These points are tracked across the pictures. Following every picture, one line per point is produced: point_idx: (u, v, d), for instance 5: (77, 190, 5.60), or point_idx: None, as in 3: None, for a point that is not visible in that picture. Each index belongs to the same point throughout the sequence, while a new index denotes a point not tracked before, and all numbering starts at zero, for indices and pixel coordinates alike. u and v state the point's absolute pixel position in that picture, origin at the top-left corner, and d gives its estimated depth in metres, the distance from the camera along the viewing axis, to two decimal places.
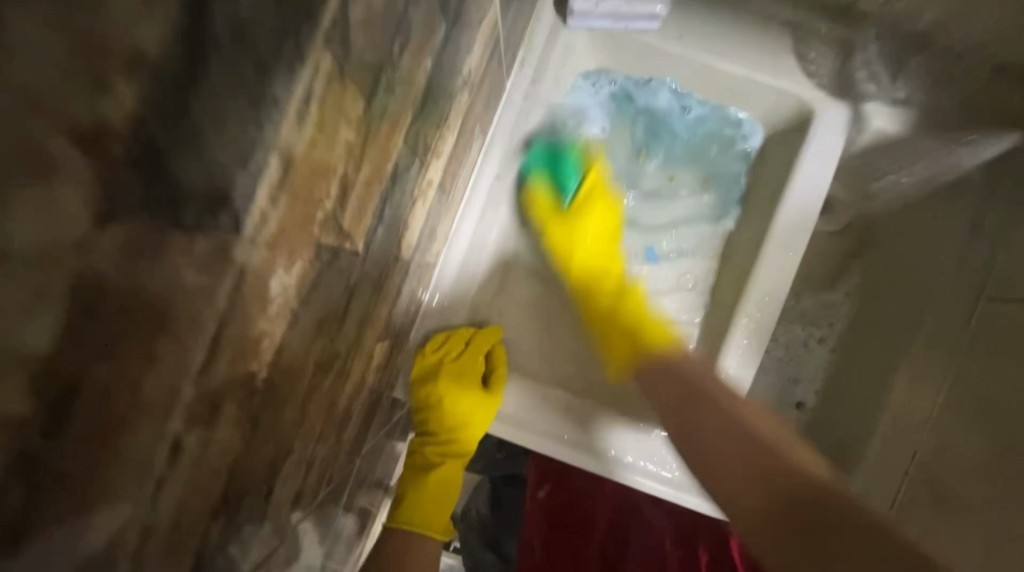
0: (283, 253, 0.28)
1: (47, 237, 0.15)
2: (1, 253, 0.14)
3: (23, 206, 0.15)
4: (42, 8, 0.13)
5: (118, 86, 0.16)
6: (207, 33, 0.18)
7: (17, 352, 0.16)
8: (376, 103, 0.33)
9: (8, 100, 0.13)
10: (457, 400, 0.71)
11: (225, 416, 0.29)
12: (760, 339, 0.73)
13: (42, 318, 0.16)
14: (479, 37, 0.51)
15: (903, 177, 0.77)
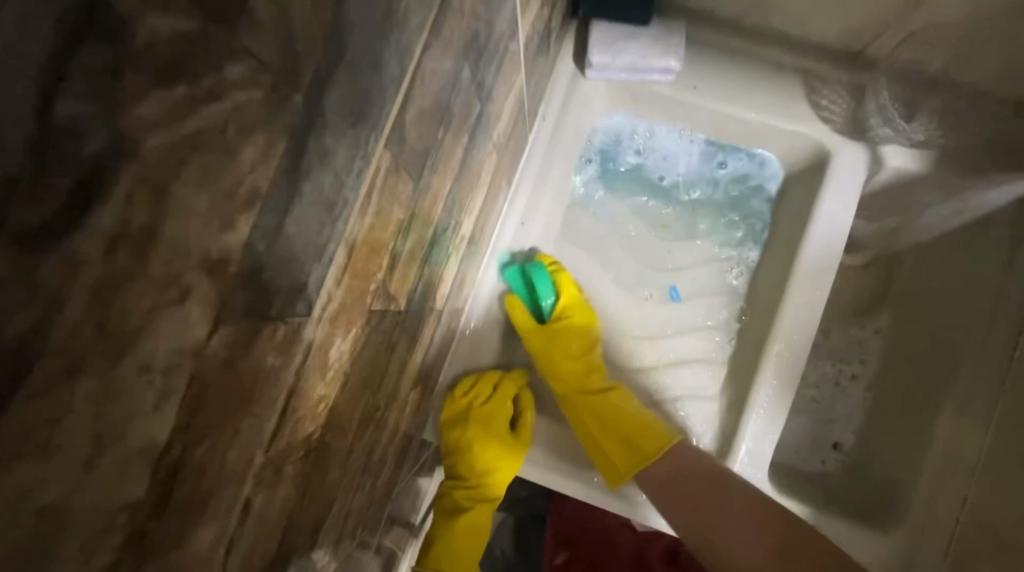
0: (343, 324, 0.31)
1: (174, 344, 0.19)
2: (143, 362, 0.18)
3: (159, 323, 0.18)
4: (186, 177, 0.18)
5: (234, 217, 0.20)
6: (300, 167, 0.23)
7: (142, 440, 0.19)
8: (423, 181, 0.37)
9: (161, 248, 0.18)
10: (489, 445, 0.72)
11: (287, 475, 0.31)
12: (789, 378, 0.73)
13: (167, 407, 0.20)
14: (507, 105, 0.55)
15: (923, 211, 0.78)
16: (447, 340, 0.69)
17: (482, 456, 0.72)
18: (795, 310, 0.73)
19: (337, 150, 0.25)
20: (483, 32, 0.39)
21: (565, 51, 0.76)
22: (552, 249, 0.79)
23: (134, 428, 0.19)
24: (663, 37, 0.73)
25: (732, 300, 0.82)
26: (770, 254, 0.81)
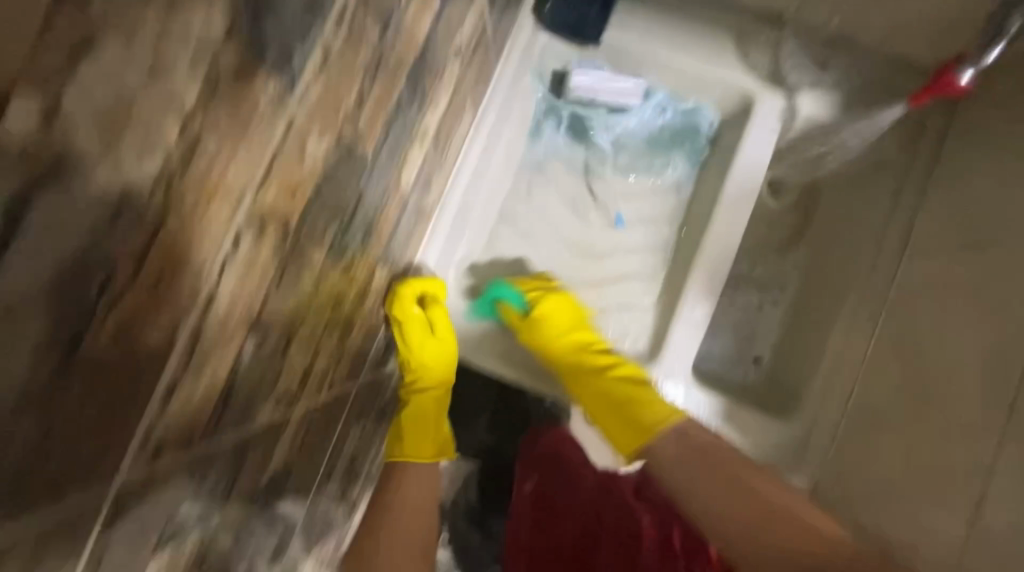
0: (316, 122, 0.40)
1: (199, 37, 0.27)
2: (180, 37, 0.26)
3: (194, 12, 0.27)
4: None
5: None
6: None
7: (174, 98, 0.27)
8: (386, 37, 0.47)
9: None
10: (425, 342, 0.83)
11: (268, 239, 0.40)
12: (710, 291, 0.85)
13: (191, 84, 0.28)
14: (468, 19, 0.66)
15: (829, 151, 0.91)
16: (413, 235, 0.77)
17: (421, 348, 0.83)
18: (717, 234, 0.85)
19: None
20: None
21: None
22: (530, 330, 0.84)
23: (170, 85, 0.27)
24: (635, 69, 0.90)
25: (670, 228, 0.93)
26: (702, 190, 0.92)
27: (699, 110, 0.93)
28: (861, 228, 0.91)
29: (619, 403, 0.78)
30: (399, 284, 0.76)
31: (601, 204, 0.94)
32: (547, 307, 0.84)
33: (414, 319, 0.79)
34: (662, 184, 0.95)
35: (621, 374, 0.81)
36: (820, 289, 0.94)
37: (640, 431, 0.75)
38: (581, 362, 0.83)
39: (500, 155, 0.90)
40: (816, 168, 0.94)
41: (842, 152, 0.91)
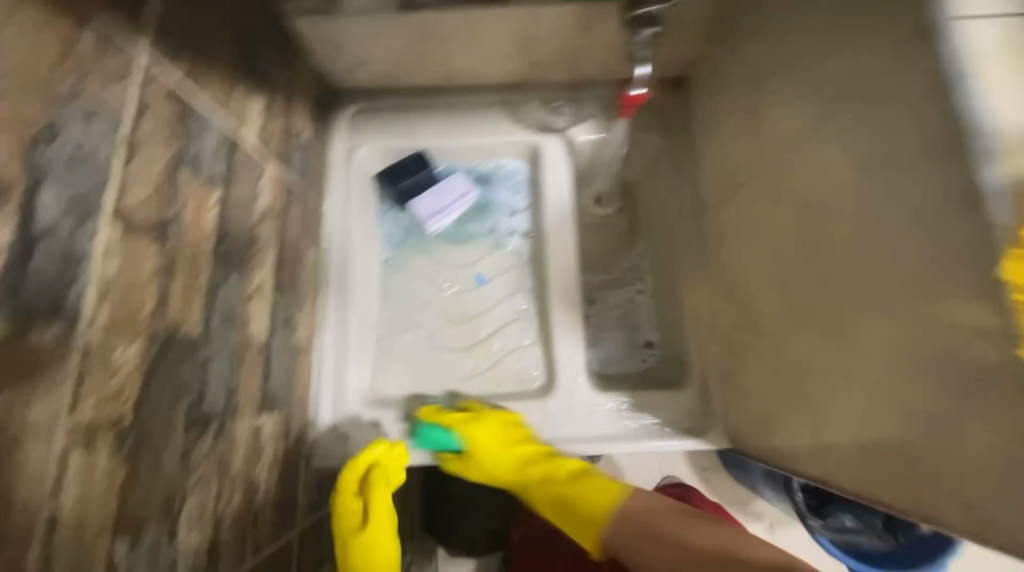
0: (120, 337, 0.48)
1: None
2: None
3: None
4: None
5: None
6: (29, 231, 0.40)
7: None
8: (170, 240, 0.55)
9: None
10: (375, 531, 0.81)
11: (105, 447, 0.46)
12: (571, 308, 0.97)
13: None
14: (264, 185, 0.76)
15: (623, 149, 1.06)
16: (295, 371, 0.85)
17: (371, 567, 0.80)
18: (555, 261, 0.99)
19: (56, 221, 0.42)
20: (190, 143, 0.58)
21: (335, 126, 1.03)
22: (474, 469, 0.89)
23: None
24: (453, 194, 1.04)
25: (524, 267, 1.04)
26: (535, 226, 1.04)
27: (509, 164, 1.08)
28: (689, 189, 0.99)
29: (567, 506, 0.85)
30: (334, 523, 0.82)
31: (458, 272, 1.05)
32: (487, 444, 0.86)
33: (353, 509, 0.82)
34: (503, 234, 1.06)
35: (558, 475, 0.87)
36: (669, 263, 1.03)
37: (586, 527, 0.84)
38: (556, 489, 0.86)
39: (358, 265, 1.00)
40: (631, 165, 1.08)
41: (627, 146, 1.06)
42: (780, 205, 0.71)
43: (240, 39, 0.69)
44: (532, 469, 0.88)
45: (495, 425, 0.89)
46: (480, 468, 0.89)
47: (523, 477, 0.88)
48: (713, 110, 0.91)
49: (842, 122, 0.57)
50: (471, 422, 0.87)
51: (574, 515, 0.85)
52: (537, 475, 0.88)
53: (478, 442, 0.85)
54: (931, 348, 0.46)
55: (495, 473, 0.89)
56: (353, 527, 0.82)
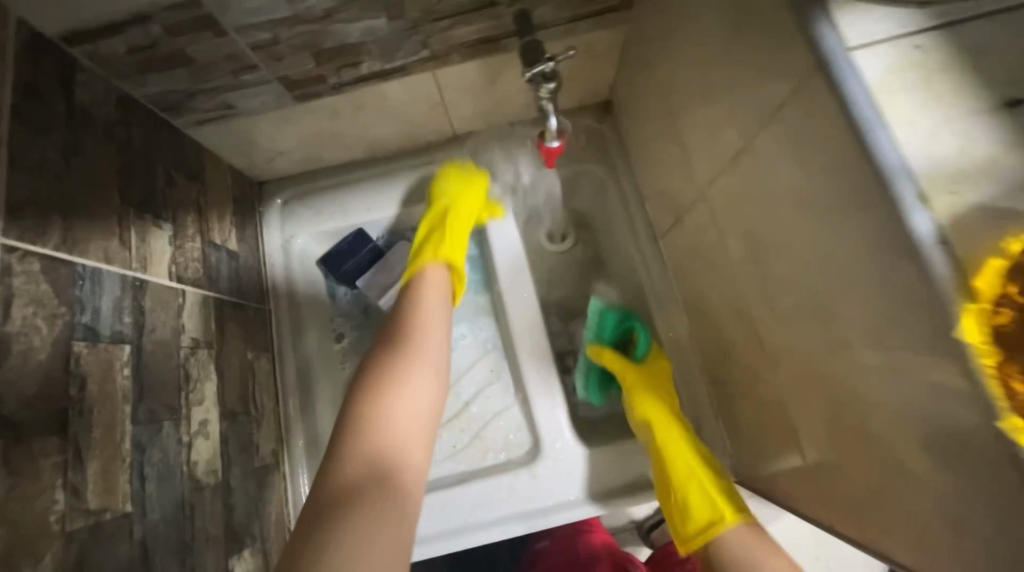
0: (23, 558, 0.43)
1: None
2: None
3: None
4: None
5: None
6: None
7: None
8: (75, 424, 0.50)
9: None
10: (459, 191, 0.96)
11: None
12: (542, 359, 0.91)
13: None
14: (191, 314, 0.71)
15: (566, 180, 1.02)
16: (265, 495, 0.80)
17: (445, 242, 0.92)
18: (517, 312, 0.94)
19: None
20: (81, 311, 0.54)
21: (265, 221, 0.99)
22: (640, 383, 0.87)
23: None
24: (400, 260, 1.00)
25: (490, 323, 1.01)
26: (491, 280, 1.01)
27: None
28: (641, 214, 0.96)
29: (704, 493, 0.77)
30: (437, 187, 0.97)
31: None
32: (648, 395, 0.85)
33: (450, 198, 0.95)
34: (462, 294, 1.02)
35: (701, 491, 0.77)
36: (632, 293, 1.00)
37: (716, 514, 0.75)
38: (704, 462, 0.79)
39: (317, 359, 0.96)
40: (577, 200, 1.06)
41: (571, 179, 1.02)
42: (724, 234, 0.67)
43: (127, 174, 0.65)
44: (665, 424, 0.81)
45: (656, 379, 0.88)
46: (642, 380, 0.88)
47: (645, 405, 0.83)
48: (645, 133, 0.88)
49: (760, 153, 0.54)
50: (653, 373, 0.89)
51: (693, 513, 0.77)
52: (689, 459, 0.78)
53: (665, 417, 0.82)
54: (901, 396, 0.42)
55: (632, 391, 0.86)
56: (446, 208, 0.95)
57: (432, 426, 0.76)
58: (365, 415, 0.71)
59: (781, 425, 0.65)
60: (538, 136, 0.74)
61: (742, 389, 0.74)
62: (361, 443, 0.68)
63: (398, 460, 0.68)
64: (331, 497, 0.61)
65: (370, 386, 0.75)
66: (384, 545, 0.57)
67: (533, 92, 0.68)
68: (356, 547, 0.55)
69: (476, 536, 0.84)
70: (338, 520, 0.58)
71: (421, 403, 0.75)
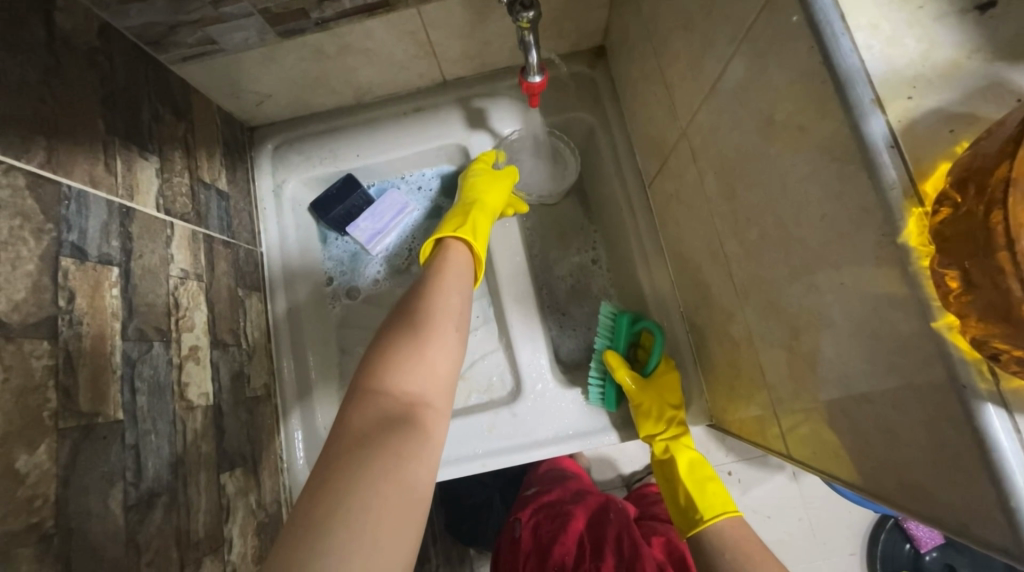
0: (19, 446, 0.47)
1: None
2: None
3: None
4: None
5: None
6: None
7: None
8: (64, 333, 0.53)
9: None
10: (487, 180, 0.96)
11: (24, 557, 0.46)
12: (526, 305, 0.93)
13: None
14: (179, 246, 0.74)
15: (554, 128, 1.01)
16: (256, 423, 0.84)
17: (472, 228, 0.87)
18: (503, 259, 0.96)
19: None
20: (68, 230, 0.56)
21: (256, 166, 1.01)
22: (651, 391, 0.86)
23: None
24: (390, 208, 1.01)
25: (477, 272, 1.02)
26: None
27: (443, 171, 1.06)
28: (629, 163, 0.95)
29: (711, 491, 0.82)
30: (469, 176, 0.95)
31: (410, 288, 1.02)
32: (660, 403, 0.85)
33: (483, 184, 0.94)
34: None
35: (709, 488, 0.82)
36: (617, 245, 1.01)
37: (720, 505, 0.80)
38: (696, 458, 0.85)
39: (307, 302, 0.99)
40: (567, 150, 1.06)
41: (559, 128, 1.02)
42: (702, 172, 0.66)
43: (111, 104, 0.67)
44: (676, 430, 0.85)
45: (664, 385, 0.86)
46: (653, 388, 0.86)
47: (659, 414, 0.85)
48: (635, 77, 0.86)
49: (734, 78, 0.53)
50: (664, 379, 0.87)
51: (697, 504, 0.81)
52: (697, 463, 0.84)
53: (677, 424, 0.85)
54: (852, 311, 0.43)
55: (641, 398, 0.85)
56: (478, 192, 0.93)
57: (452, 394, 0.67)
58: (387, 368, 0.64)
59: (748, 362, 0.67)
60: (520, 71, 0.72)
61: (717, 330, 0.75)
62: (379, 397, 0.60)
63: (417, 422, 0.60)
64: (345, 447, 0.54)
65: (390, 343, 0.67)
66: (392, 502, 0.49)
67: (513, 22, 0.66)
68: (367, 499, 0.48)
69: (459, 469, 0.87)
70: (353, 466, 0.51)
71: (443, 366, 0.68)
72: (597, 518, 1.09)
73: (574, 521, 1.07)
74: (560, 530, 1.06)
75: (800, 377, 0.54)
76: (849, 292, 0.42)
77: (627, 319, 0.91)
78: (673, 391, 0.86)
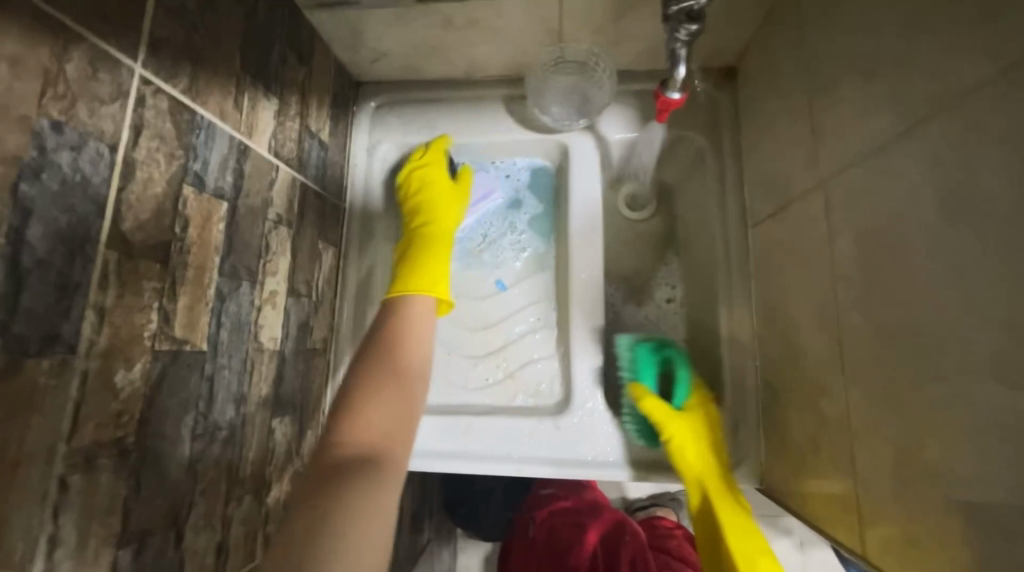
0: (120, 360, 0.48)
1: None
2: None
3: None
4: None
5: None
6: (19, 271, 0.39)
7: None
8: (173, 259, 0.54)
9: None
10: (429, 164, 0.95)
11: (106, 467, 0.47)
12: (595, 320, 0.90)
13: None
14: (279, 191, 0.75)
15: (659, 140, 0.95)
16: (309, 374, 0.86)
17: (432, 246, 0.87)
18: (580, 265, 0.91)
19: (49, 255, 0.42)
20: (193, 158, 0.57)
21: (357, 121, 1.01)
22: (681, 421, 0.81)
23: None
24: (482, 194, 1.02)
25: (547, 274, 0.99)
26: (560, 232, 0.99)
27: (535, 165, 1.03)
28: (734, 196, 0.89)
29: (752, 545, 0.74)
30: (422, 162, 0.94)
31: (478, 275, 1.00)
32: (689, 436, 0.80)
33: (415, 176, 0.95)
34: (525, 241, 1.01)
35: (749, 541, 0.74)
36: (698, 279, 0.96)
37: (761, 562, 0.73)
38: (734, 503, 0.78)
39: (377, 266, 1.00)
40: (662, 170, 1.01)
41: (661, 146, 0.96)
42: (836, 233, 0.61)
43: (248, 39, 0.67)
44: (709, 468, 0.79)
45: (691, 417, 0.82)
46: (683, 419, 0.81)
47: (688, 447, 0.80)
48: (770, 111, 0.79)
49: (922, 143, 0.47)
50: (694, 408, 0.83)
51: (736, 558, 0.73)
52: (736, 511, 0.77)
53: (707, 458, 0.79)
54: (1007, 434, 0.38)
55: (668, 427, 0.80)
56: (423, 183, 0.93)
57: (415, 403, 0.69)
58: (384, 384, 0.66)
59: (835, 443, 0.62)
60: (660, 84, 0.68)
61: (798, 395, 0.70)
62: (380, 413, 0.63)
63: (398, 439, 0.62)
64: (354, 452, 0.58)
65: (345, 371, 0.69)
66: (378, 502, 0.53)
67: (669, 30, 0.62)
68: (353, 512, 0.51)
69: (493, 468, 0.86)
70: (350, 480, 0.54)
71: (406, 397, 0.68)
72: (613, 536, 1.05)
73: (588, 532, 1.06)
74: (573, 537, 1.05)
75: (907, 480, 0.49)
76: (1020, 417, 0.37)
77: (651, 344, 0.89)
78: (701, 423, 0.82)
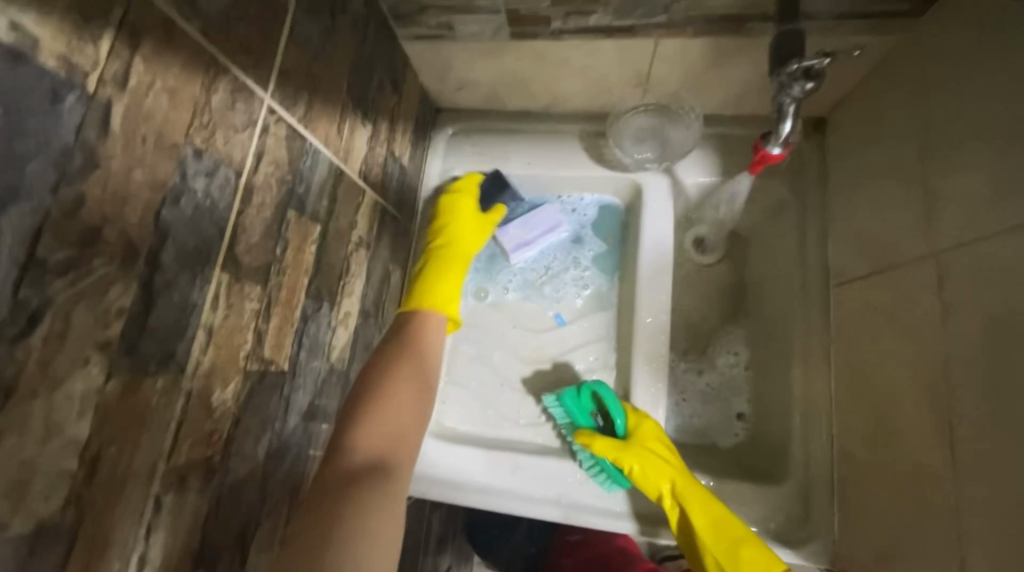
0: (218, 380, 0.49)
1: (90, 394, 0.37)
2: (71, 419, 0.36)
3: (81, 381, 0.36)
4: (85, 313, 0.36)
5: (116, 324, 0.38)
6: (148, 291, 0.40)
7: (75, 440, 0.36)
8: (271, 281, 0.55)
9: (82, 347, 0.36)
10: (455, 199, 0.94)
11: (194, 486, 0.47)
12: (659, 368, 0.87)
13: (85, 422, 0.37)
14: (362, 214, 0.76)
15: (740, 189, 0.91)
16: None
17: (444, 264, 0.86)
18: (647, 310, 0.89)
19: (174, 276, 0.43)
20: (299, 183, 0.58)
21: (432, 147, 1.02)
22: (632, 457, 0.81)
23: (69, 432, 0.36)
24: (548, 224, 0.99)
25: (609, 313, 0.97)
26: (626, 272, 0.97)
27: (603, 201, 1.02)
28: (817, 251, 0.85)
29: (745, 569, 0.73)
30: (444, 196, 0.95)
31: (538, 308, 0.99)
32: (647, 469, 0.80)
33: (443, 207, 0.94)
34: (588, 278, 0.99)
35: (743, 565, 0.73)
36: (769, 333, 0.92)
37: None
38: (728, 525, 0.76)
39: None
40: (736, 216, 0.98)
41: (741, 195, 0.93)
42: (952, 310, 0.57)
43: (355, 68, 0.69)
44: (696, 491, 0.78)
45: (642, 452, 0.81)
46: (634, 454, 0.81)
47: (661, 475, 0.80)
48: (868, 169, 0.76)
49: None
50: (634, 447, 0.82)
51: None
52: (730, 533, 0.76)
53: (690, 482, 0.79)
54: None
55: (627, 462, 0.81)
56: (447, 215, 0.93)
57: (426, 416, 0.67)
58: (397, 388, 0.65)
59: (939, 539, 0.56)
60: (761, 138, 0.66)
61: (889, 478, 0.65)
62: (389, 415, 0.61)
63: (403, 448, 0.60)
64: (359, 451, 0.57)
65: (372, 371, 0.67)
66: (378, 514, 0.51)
67: (778, 92, 0.61)
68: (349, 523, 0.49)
69: (547, 512, 0.83)
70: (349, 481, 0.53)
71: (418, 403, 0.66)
72: None
73: None
74: None
75: None
76: None
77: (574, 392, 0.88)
78: (652, 456, 0.81)
